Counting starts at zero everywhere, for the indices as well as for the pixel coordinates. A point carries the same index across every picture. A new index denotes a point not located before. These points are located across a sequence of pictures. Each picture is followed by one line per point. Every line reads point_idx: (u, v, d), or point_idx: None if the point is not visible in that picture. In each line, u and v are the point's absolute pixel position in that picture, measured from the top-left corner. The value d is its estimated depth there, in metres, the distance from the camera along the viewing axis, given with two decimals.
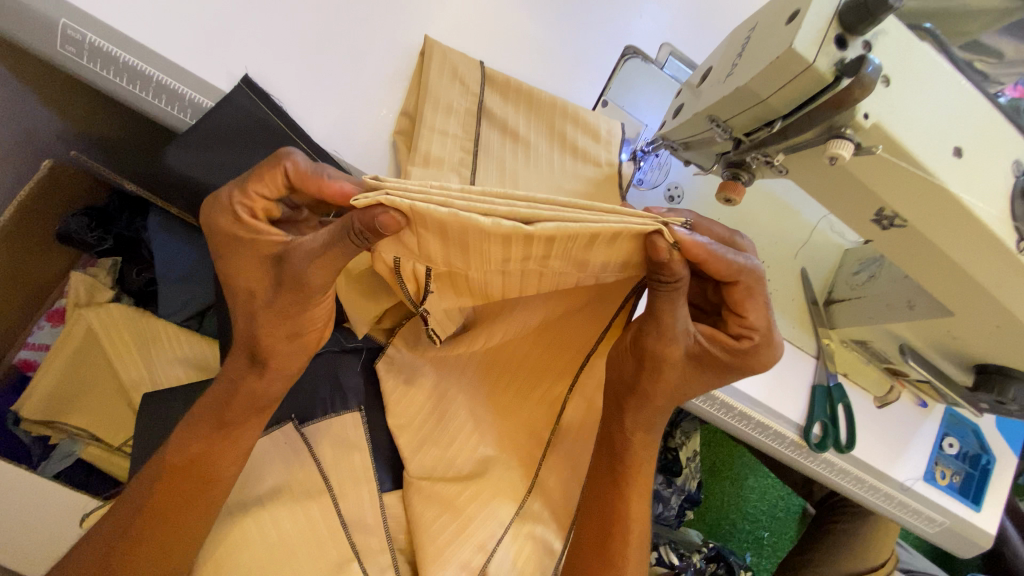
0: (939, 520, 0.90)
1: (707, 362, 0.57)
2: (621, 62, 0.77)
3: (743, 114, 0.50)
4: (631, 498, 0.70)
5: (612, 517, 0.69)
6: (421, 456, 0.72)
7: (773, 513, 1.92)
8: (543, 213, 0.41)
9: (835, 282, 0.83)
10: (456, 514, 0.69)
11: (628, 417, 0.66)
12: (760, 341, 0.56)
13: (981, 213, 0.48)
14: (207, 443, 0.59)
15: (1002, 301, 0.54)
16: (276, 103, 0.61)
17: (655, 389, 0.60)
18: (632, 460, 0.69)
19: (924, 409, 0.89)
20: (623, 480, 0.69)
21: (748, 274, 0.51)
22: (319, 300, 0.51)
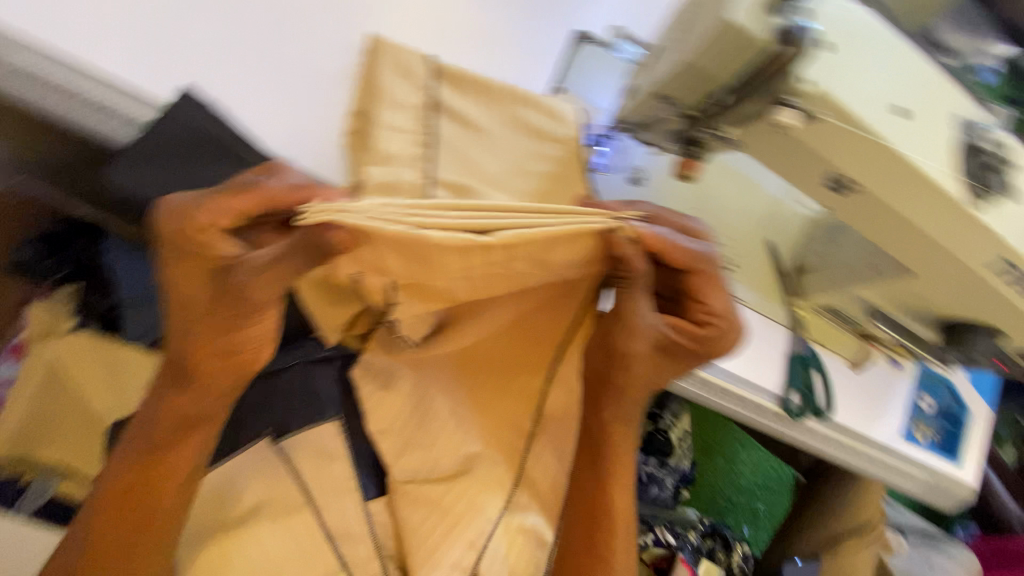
0: (922, 476, 0.92)
1: (678, 353, 0.57)
2: (574, 50, 0.77)
3: (691, 89, 0.50)
4: (615, 490, 0.68)
5: (598, 506, 0.68)
6: (404, 460, 0.71)
7: (767, 484, 1.95)
8: (500, 223, 0.43)
9: (803, 251, 0.84)
10: (444, 514, 0.68)
11: (605, 410, 0.65)
12: (724, 328, 0.55)
13: (926, 169, 0.49)
14: (146, 470, 0.52)
15: (957, 255, 0.55)
16: (219, 114, 0.61)
17: (628, 383, 0.60)
18: (610, 451, 0.68)
19: (899, 369, 0.91)
20: (607, 474, 0.68)
21: (706, 265, 0.52)
22: (262, 320, 0.46)
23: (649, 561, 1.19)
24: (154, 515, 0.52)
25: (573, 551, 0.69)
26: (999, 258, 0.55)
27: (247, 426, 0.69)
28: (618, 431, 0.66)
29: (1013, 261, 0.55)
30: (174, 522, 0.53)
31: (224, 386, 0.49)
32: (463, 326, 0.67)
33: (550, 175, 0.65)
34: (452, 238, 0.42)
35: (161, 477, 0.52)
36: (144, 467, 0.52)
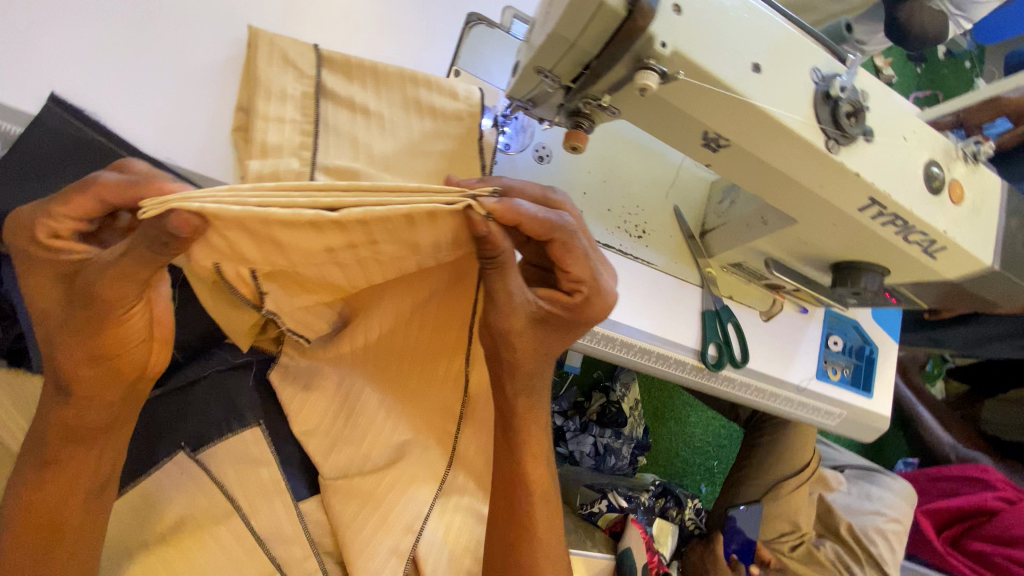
0: (838, 411, 0.99)
1: (552, 325, 0.59)
2: (466, 29, 0.74)
3: (562, 61, 0.50)
4: (529, 461, 0.68)
5: (520, 482, 0.68)
6: (334, 457, 0.71)
7: (718, 442, 2.07)
8: (349, 201, 0.43)
9: (706, 214, 0.89)
10: (378, 504, 0.69)
11: (508, 387, 0.64)
12: (590, 294, 0.58)
13: (786, 121, 0.52)
14: (47, 479, 0.53)
15: (828, 199, 0.59)
16: (95, 120, 0.57)
17: (518, 359, 0.60)
18: (525, 431, 0.67)
19: (806, 314, 0.97)
20: (519, 447, 0.67)
21: (562, 232, 0.53)
22: (127, 316, 0.48)
23: (604, 528, 1.24)
24: (59, 520, 0.53)
25: (497, 529, 0.68)
26: (871, 201, 0.59)
27: (161, 442, 0.66)
28: (534, 407, 0.66)
29: (883, 202, 0.59)
30: (89, 522, 0.54)
31: (108, 385, 0.51)
32: (365, 319, 0.65)
33: (447, 159, 0.66)
34: (295, 215, 0.41)
35: (66, 482, 0.53)
36: (43, 476, 0.53)
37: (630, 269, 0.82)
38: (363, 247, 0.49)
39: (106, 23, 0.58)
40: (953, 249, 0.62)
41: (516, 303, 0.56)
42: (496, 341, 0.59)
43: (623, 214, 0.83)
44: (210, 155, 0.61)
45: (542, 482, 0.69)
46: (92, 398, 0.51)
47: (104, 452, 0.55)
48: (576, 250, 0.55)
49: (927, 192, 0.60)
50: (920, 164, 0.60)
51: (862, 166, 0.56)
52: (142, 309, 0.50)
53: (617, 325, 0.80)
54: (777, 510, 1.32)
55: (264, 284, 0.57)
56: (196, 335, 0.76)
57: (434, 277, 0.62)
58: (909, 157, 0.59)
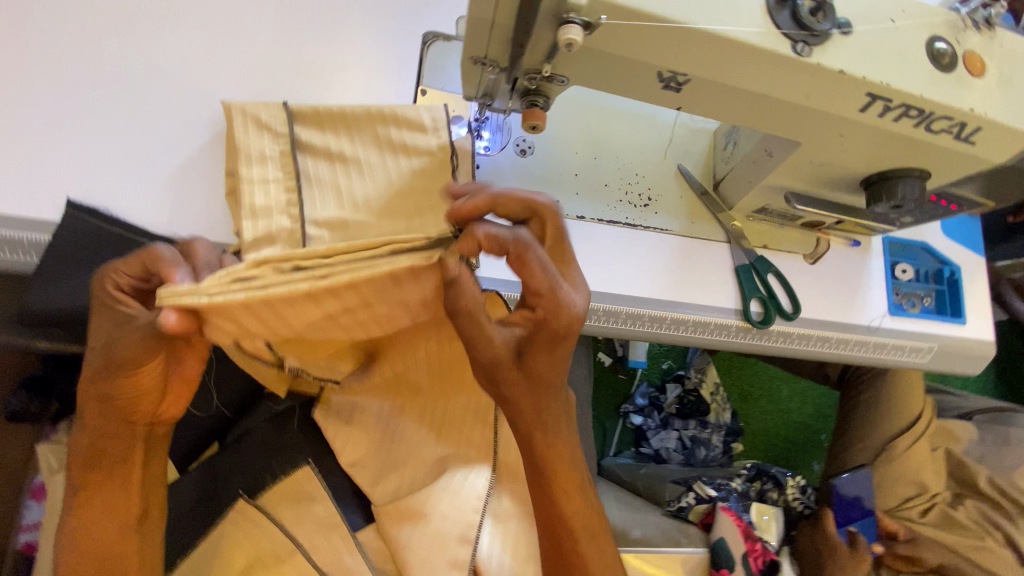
0: (926, 346, 0.86)
1: (534, 353, 0.52)
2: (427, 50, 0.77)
3: (492, 44, 0.51)
4: (562, 500, 0.58)
5: (557, 522, 0.58)
6: (384, 484, 0.72)
7: (822, 414, 1.88)
8: (340, 272, 0.44)
9: (716, 166, 0.83)
10: (428, 522, 0.67)
11: (519, 420, 0.56)
12: (550, 311, 0.49)
13: (743, 36, 0.48)
14: (86, 505, 0.57)
15: (817, 108, 0.54)
16: (108, 214, 0.64)
17: (515, 395, 0.54)
18: (546, 481, 0.58)
19: (860, 247, 0.87)
20: (546, 480, 0.58)
21: (510, 246, 0.48)
22: (140, 372, 0.51)
23: (697, 521, 1.15)
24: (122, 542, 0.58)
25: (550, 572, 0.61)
26: (871, 98, 0.52)
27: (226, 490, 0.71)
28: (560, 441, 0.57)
29: (885, 96, 0.52)
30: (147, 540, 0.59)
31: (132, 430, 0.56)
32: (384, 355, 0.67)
33: (424, 178, 0.68)
34: (291, 289, 0.43)
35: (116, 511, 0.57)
36: (82, 498, 0.57)
37: (644, 239, 0.78)
38: (358, 310, 0.49)
39: (109, 137, 0.66)
40: (990, 127, 0.54)
41: (485, 330, 0.51)
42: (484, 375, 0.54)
43: (622, 186, 0.80)
44: (217, 229, 0.67)
45: (586, 517, 0.58)
46: (125, 438, 0.56)
47: (147, 476, 0.59)
48: (530, 266, 0.48)
49: (934, 70, 0.53)
50: (919, 42, 0.53)
51: (846, 63, 0.50)
52: (156, 365, 0.52)
53: (640, 299, 0.76)
54: (897, 475, 1.17)
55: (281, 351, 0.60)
56: (243, 391, 0.82)
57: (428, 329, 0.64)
58: (905, 37, 0.52)
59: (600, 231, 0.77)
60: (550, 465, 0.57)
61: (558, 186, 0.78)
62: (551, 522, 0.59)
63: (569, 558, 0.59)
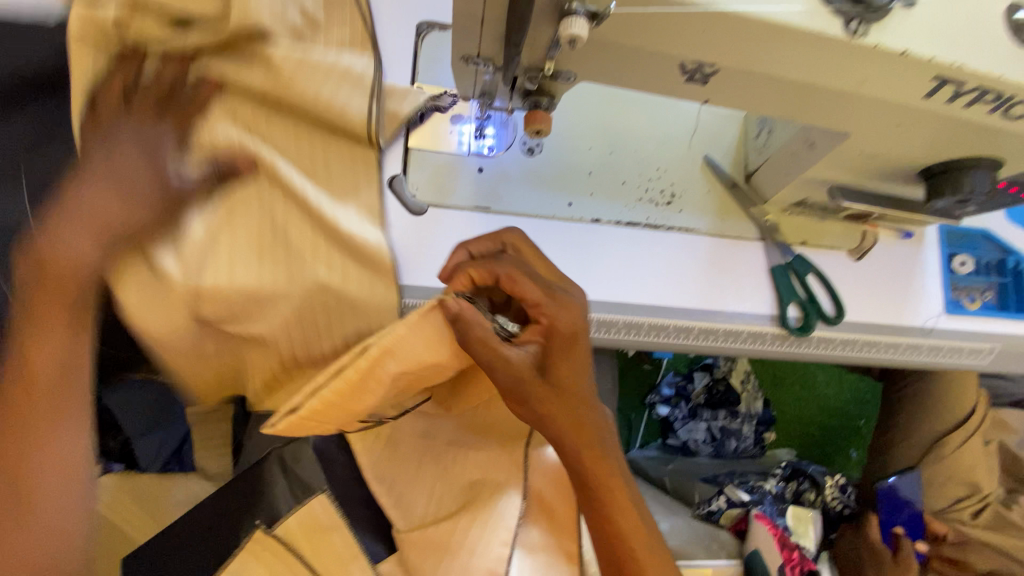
0: (988, 347, 0.77)
1: (555, 363, 0.54)
2: (420, 41, 0.71)
3: (486, 39, 0.44)
4: (633, 541, 0.55)
5: (624, 561, 0.55)
6: (407, 508, 0.67)
7: (860, 398, 1.77)
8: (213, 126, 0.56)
9: (747, 155, 0.75)
10: (455, 555, 0.64)
11: (556, 433, 0.55)
12: (552, 320, 0.54)
13: (786, 17, 0.39)
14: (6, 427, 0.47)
15: (871, 95, 0.45)
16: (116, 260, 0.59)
17: (553, 413, 0.53)
18: (607, 518, 0.56)
19: (912, 238, 0.78)
20: (610, 525, 0.56)
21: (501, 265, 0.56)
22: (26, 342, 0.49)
23: (729, 526, 1.09)
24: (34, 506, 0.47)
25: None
26: (938, 82, 0.44)
27: (242, 518, 0.67)
28: (609, 464, 0.56)
29: (956, 79, 0.43)
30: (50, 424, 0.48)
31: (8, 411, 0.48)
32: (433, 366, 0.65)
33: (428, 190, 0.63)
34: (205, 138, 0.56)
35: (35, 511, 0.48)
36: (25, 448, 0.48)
37: (669, 242, 0.71)
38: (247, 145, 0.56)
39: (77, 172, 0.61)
40: None
41: (510, 352, 0.51)
42: (519, 403, 0.54)
43: (642, 182, 0.73)
44: None
45: (653, 555, 0.55)
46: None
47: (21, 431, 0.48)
48: (518, 277, 0.55)
49: (1017, 46, 0.43)
50: (997, 8, 0.43)
51: (909, 42, 0.42)
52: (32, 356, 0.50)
53: (665, 309, 0.69)
54: (948, 474, 1.09)
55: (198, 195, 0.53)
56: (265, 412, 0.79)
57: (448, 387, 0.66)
58: (982, 5, 0.43)
59: (619, 234, 0.70)
60: (591, 479, 0.55)
61: (571, 186, 0.71)
62: (608, 541, 0.56)
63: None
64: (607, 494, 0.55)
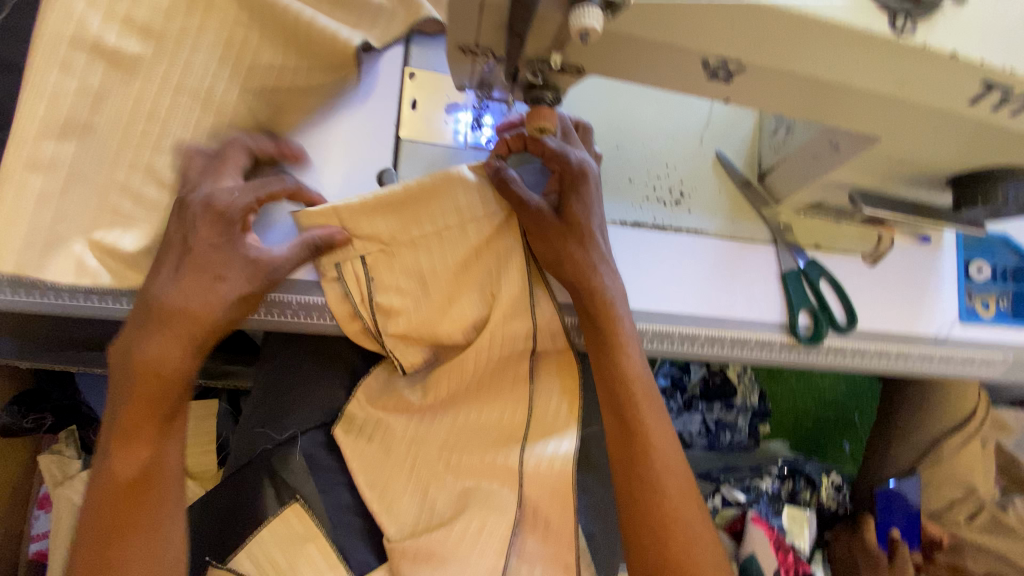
0: (999, 356, 0.74)
1: (570, 205, 0.59)
2: (412, 36, 0.68)
3: (484, 27, 0.39)
4: (647, 420, 0.58)
5: (632, 436, 0.57)
6: (399, 515, 0.65)
7: (856, 391, 1.76)
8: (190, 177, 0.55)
9: (760, 153, 0.71)
10: (448, 565, 0.59)
11: (568, 272, 0.58)
12: (562, 169, 0.59)
13: (827, 12, 0.35)
14: (116, 527, 0.50)
15: (913, 100, 0.41)
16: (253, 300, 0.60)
17: (568, 250, 0.58)
18: (617, 374, 0.59)
19: (929, 243, 0.74)
20: (619, 393, 0.58)
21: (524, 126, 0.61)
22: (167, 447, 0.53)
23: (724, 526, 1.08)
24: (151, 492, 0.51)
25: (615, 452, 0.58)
26: (987, 87, 0.39)
27: (228, 529, 0.65)
28: (623, 312, 0.59)
29: (1007, 85, 0.39)
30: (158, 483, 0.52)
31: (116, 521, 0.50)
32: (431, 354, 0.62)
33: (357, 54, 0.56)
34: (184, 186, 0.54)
35: None
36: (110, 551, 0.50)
37: (676, 245, 0.67)
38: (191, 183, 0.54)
39: None
40: None
41: (528, 197, 0.58)
42: (540, 252, 0.59)
43: (649, 180, 0.68)
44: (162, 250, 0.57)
45: (658, 422, 0.58)
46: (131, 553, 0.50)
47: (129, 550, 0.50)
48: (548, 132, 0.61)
49: None
50: None
51: (960, 42, 0.37)
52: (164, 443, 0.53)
53: (670, 315, 0.65)
54: (945, 475, 1.07)
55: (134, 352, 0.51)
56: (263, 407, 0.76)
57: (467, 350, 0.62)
58: None
59: (623, 235, 0.66)
60: (609, 325, 0.59)
61: None
62: (614, 403, 0.59)
63: (641, 440, 0.57)
64: (608, 356, 0.59)
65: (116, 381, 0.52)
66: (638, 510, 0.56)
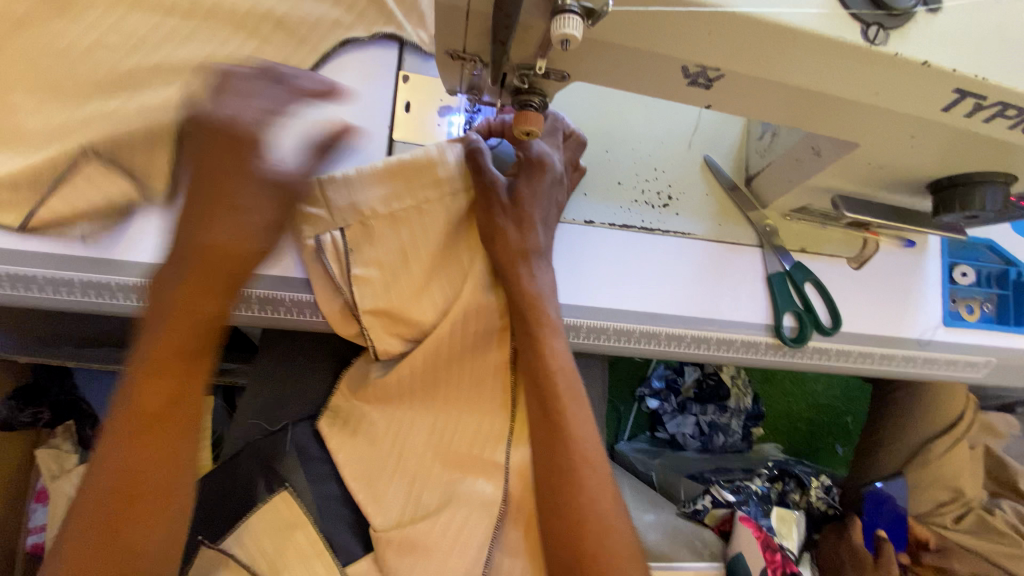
0: (981, 360, 0.75)
1: (523, 195, 0.61)
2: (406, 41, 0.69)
3: (471, 33, 0.41)
4: (566, 414, 0.59)
5: (550, 423, 0.60)
6: (386, 506, 0.65)
7: (849, 395, 1.77)
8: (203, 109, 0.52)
9: (748, 158, 0.72)
10: (432, 555, 0.61)
11: (507, 261, 0.61)
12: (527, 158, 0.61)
13: (802, 22, 0.36)
14: (148, 449, 0.49)
15: (888, 107, 0.42)
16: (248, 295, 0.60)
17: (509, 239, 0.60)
18: (541, 364, 0.60)
19: (913, 247, 0.76)
20: (541, 384, 0.60)
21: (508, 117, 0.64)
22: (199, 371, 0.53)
23: (712, 526, 1.09)
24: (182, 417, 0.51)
25: (534, 437, 0.61)
26: (958, 95, 0.41)
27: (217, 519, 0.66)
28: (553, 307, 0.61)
29: (978, 92, 0.40)
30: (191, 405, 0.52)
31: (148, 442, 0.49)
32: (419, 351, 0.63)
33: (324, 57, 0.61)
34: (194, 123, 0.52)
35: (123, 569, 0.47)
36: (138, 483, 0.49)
37: (664, 247, 0.68)
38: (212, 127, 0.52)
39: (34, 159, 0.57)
40: None
41: (488, 168, 0.61)
42: (485, 234, 0.62)
43: (638, 183, 0.70)
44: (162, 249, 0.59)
45: (577, 419, 0.60)
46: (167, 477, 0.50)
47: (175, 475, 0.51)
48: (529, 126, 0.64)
49: None
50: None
51: (931, 52, 0.38)
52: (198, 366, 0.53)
53: (657, 316, 0.67)
54: (932, 478, 1.08)
55: (187, 274, 0.51)
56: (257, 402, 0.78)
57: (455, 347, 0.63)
58: (1009, 15, 0.40)
59: (612, 237, 0.67)
60: (539, 318, 0.60)
61: None
62: (535, 389, 0.61)
63: (555, 429, 0.59)
64: (534, 347, 0.60)
65: (156, 308, 0.52)
66: (550, 491, 0.58)
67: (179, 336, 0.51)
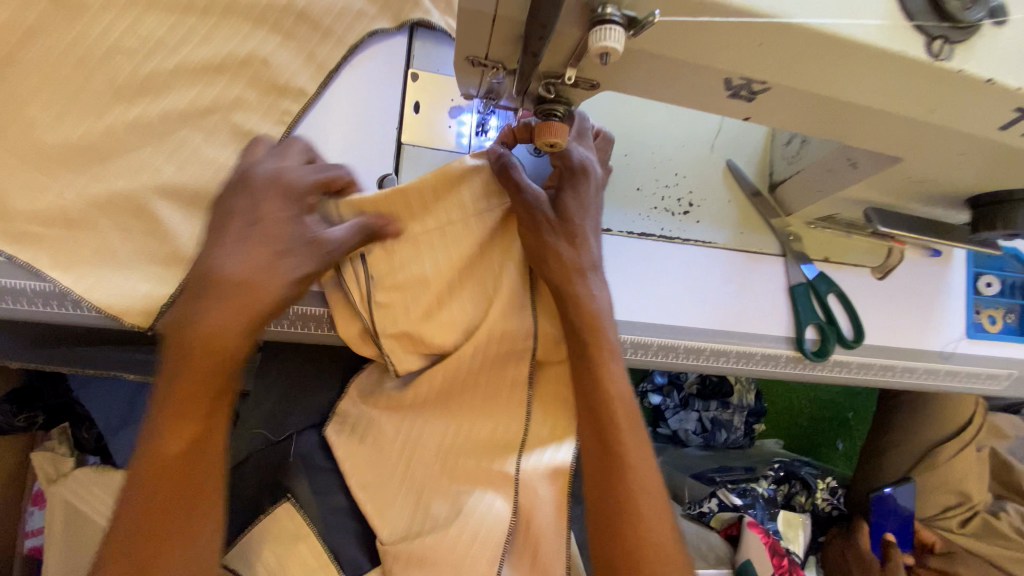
0: (1005, 372, 0.73)
1: (570, 211, 0.58)
2: (417, 36, 0.66)
3: (496, 40, 0.37)
4: (627, 448, 0.55)
5: (609, 459, 0.55)
6: (391, 517, 0.63)
7: (851, 391, 1.76)
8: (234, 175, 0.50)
9: (772, 164, 0.69)
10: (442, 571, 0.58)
11: (555, 281, 0.56)
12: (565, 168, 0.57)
13: (861, 33, 0.33)
14: (158, 510, 0.46)
15: (943, 124, 0.39)
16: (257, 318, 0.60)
17: (560, 260, 0.56)
18: (599, 393, 0.56)
19: (940, 256, 0.73)
20: (602, 415, 0.56)
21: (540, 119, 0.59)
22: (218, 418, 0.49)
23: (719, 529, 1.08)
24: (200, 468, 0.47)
25: (591, 476, 0.56)
26: (1020, 113, 0.38)
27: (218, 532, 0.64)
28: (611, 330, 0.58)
29: None
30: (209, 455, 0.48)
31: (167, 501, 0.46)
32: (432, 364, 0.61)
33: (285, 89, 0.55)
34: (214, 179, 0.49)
35: None
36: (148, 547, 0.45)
37: (684, 257, 0.66)
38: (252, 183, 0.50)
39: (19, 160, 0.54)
40: None
41: (527, 185, 0.56)
42: (534, 253, 0.58)
43: (657, 188, 0.67)
44: (160, 260, 0.56)
45: (640, 451, 0.56)
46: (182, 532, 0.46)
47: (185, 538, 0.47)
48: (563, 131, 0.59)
49: None
50: None
51: (997, 68, 0.35)
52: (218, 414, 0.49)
53: (676, 328, 0.64)
54: (939, 481, 1.08)
55: (204, 318, 0.46)
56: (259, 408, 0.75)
57: (468, 360, 0.61)
58: None
59: (630, 245, 0.64)
60: (596, 342, 0.57)
61: None
62: (592, 422, 0.56)
63: (615, 465, 0.55)
64: (592, 374, 0.56)
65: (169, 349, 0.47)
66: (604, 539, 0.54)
67: (196, 383, 0.47)
